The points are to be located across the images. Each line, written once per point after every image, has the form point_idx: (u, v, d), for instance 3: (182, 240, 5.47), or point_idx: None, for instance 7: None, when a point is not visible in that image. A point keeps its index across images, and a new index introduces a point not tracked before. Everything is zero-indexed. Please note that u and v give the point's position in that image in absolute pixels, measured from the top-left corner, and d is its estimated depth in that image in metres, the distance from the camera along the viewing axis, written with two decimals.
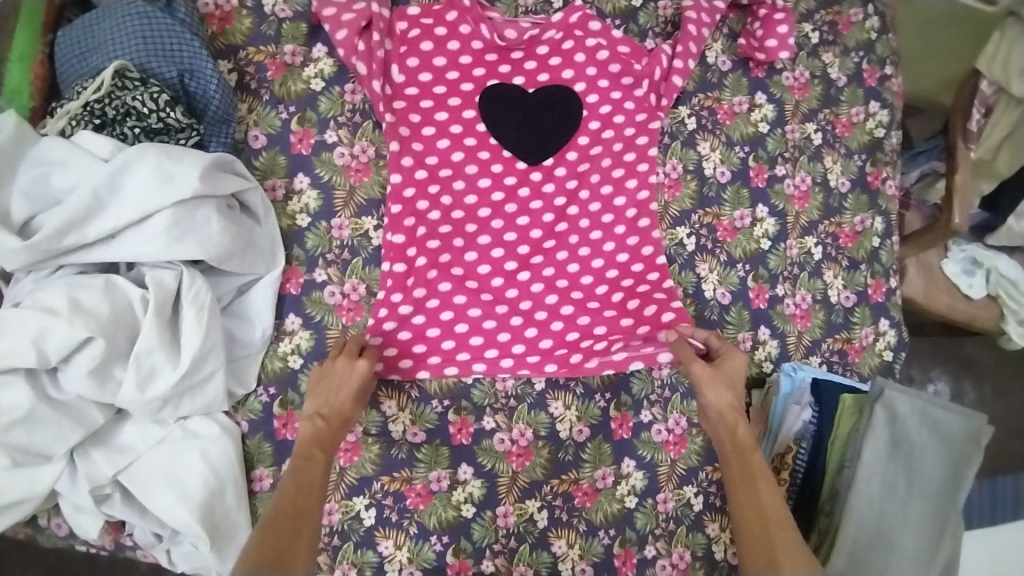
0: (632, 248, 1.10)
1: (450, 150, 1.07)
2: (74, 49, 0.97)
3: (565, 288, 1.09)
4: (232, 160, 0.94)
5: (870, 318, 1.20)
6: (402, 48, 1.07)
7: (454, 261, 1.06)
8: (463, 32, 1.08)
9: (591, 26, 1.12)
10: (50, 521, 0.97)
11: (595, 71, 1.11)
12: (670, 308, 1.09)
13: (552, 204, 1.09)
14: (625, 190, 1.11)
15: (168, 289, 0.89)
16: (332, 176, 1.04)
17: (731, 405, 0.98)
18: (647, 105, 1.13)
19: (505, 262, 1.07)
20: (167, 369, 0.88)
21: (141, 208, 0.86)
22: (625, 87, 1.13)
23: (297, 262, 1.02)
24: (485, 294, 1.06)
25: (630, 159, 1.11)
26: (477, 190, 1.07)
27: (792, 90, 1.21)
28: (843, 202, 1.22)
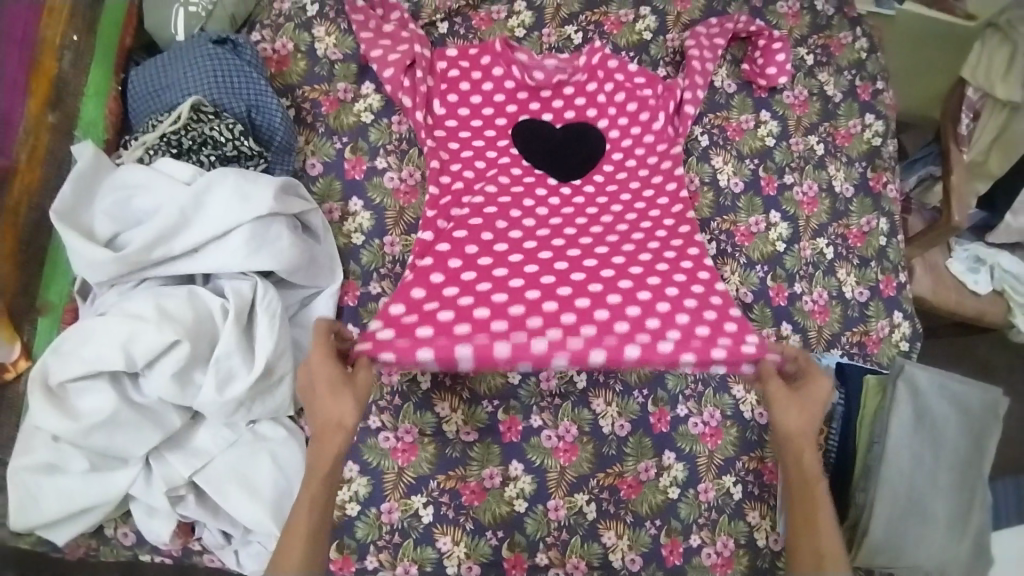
0: (677, 248, 1.06)
1: (475, 180, 1.13)
2: (149, 87, 1.09)
3: (608, 278, 0.99)
4: (297, 184, 1.04)
5: (884, 311, 1.28)
6: (443, 86, 1.20)
7: (478, 275, 0.99)
8: (496, 74, 1.21)
9: (610, 65, 1.25)
10: (117, 531, 1.02)
11: (617, 110, 1.22)
12: (728, 317, 0.97)
13: (575, 221, 1.09)
14: (659, 205, 1.13)
15: (245, 297, 0.97)
16: (384, 198, 1.14)
17: (804, 430, 0.92)
18: (666, 136, 1.22)
19: (539, 253, 1.03)
20: (244, 372, 0.95)
21: (223, 224, 0.95)
22: (644, 122, 1.22)
23: (354, 277, 1.11)
24: (517, 304, 0.96)
25: (658, 180, 1.16)
26: (497, 205, 1.09)
27: (793, 107, 1.34)
28: (849, 205, 1.32)
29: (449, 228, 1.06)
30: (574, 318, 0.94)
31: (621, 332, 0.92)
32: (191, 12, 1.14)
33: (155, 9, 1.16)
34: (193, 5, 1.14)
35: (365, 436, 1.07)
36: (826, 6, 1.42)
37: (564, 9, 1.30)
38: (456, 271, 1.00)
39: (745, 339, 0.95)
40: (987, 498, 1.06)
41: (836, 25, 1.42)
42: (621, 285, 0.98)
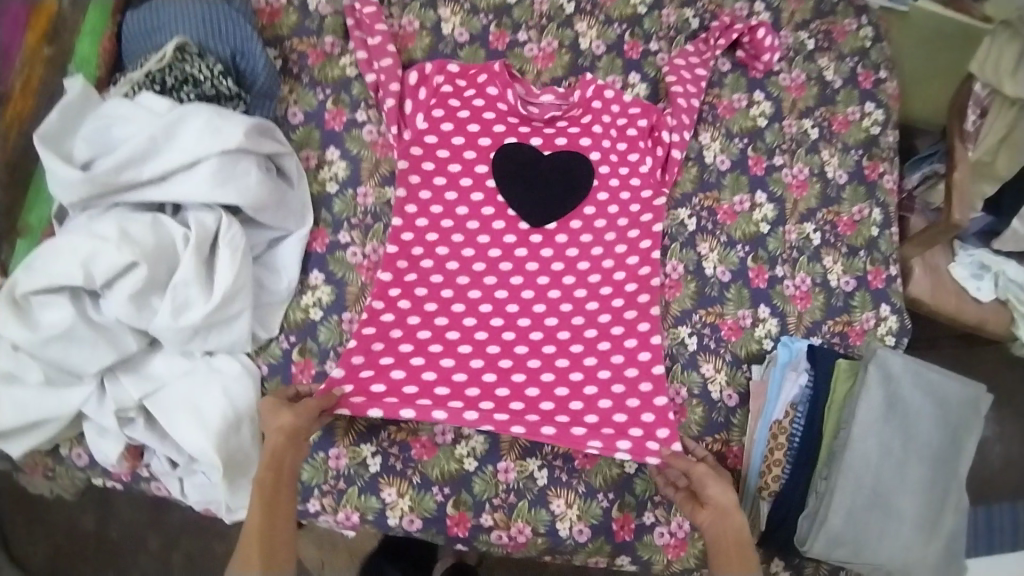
0: (628, 322, 1.11)
1: (441, 216, 1.13)
2: (140, 28, 1.12)
3: (548, 354, 1.09)
4: (273, 127, 1.06)
5: (871, 303, 1.25)
6: (432, 100, 1.17)
7: (432, 336, 1.07)
8: (490, 94, 1.19)
9: (606, 94, 1.21)
10: (71, 451, 1.05)
11: (608, 145, 1.20)
12: (651, 408, 1.07)
13: (536, 281, 1.13)
14: (627, 265, 1.14)
15: (208, 229, 0.99)
16: (361, 150, 1.15)
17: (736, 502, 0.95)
18: (653, 180, 1.19)
19: (492, 316, 1.10)
20: (200, 302, 0.97)
21: (191, 155, 0.97)
22: (632, 162, 1.20)
23: (324, 224, 1.12)
24: (461, 371, 1.06)
25: (633, 235, 1.16)
26: (459, 258, 1.12)
27: (789, 90, 1.33)
28: (841, 192, 1.30)
29: (412, 282, 1.09)
30: (507, 393, 1.06)
31: (543, 413, 1.06)
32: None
33: None
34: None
35: (320, 380, 1.06)
36: None
37: None
38: (413, 328, 1.07)
39: (654, 434, 1.05)
40: (961, 504, 1.03)
41: (841, 12, 1.40)
42: (559, 363, 1.09)
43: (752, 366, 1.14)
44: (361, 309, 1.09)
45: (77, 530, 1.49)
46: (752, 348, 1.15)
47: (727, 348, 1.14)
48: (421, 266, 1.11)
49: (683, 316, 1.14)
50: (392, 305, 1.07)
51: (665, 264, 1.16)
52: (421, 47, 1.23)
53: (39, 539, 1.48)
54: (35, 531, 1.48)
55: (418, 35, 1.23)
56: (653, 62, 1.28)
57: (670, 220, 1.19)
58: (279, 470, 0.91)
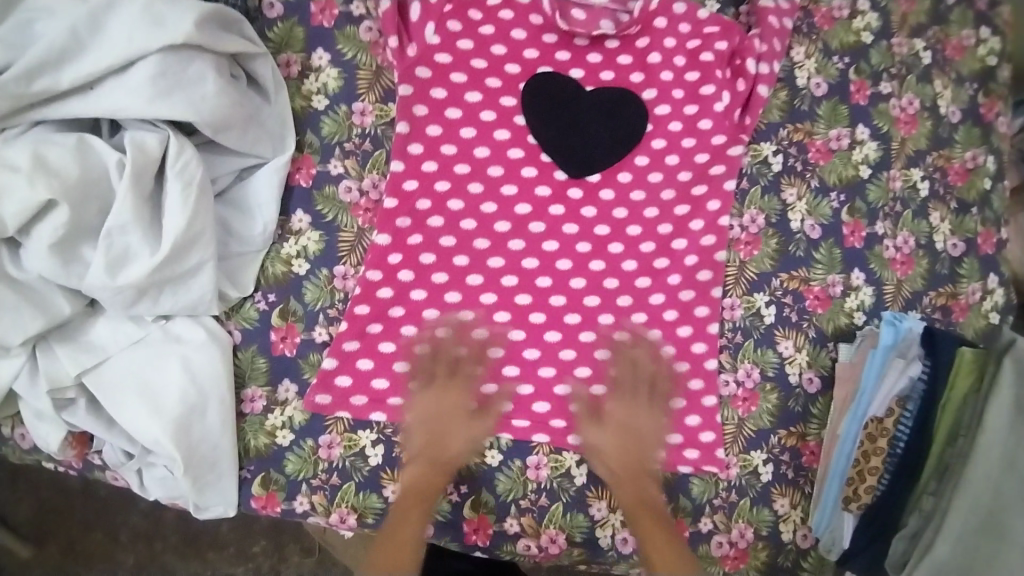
0: (682, 305, 0.90)
1: (455, 159, 0.87)
2: None
3: (585, 343, 0.88)
4: (238, 19, 0.81)
5: (979, 271, 1.02)
6: (447, 7, 0.88)
7: (441, 317, 0.86)
8: (521, 1, 0.90)
9: (674, 10, 0.92)
10: (14, 431, 0.84)
11: (672, 77, 0.92)
12: (698, 409, 0.89)
13: (574, 249, 0.88)
14: (688, 232, 0.90)
15: (150, 155, 0.73)
16: (357, 54, 0.89)
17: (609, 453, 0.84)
18: (728, 123, 0.92)
19: (517, 294, 0.87)
20: (144, 253, 0.74)
21: (122, 51, 0.71)
22: (704, 98, 0.92)
23: (310, 150, 0.87)
24: (475, 363, 0.87)
25: (698, 194, 0.91)
26: (477, 216, 0.87)
27: (899, 0, 1.04)
28: (953, 133, 1.04)
29: (415, 248, 0.86)
30: (532, 390, 0.87)
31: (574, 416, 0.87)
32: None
33: None
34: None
35: (307, 351, 0.84)
36: None
37: None
38: (418, 307, 0.86)
39: (698, 439, 0.89)
40: None
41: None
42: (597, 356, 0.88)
43: (840, 346, 0.93)
44: (356, 262, 0.86)
45: (61, 482, 1.19)
46: (840, 324, 0.94)
47: (812, 322, 0.93)
48: (428, 225, 0.86)
49: (761, 281, 0.92)
50: (391, 279, 0.85)
51: (742, 213, 0.92)
52: None
53: (18, 496, 1.19)
54: (19, 484, 1.19)
55: None
56: None
57: (752, 157, 0.94)
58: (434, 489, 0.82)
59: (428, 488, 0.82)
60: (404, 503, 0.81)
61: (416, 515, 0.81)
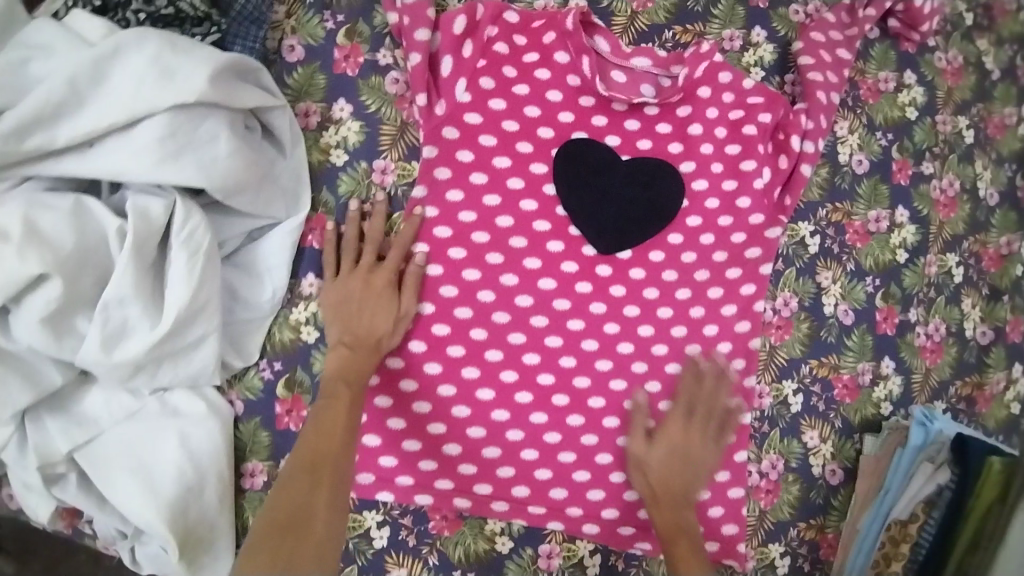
0: None
1: (476, 228, 0.82)
2: None
3: (608, 430, 0.84)
4: (258, 69, 0.75)
5: (1005, 361, 0.99)
6: (480, 62, 0.83)
7: (457, 394, 0.81)
8: (558, 61, 0.85)
9: (719, 79, 0.88)
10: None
11: (712, 150, 0.87)
12: (723, 501, 0.86)
13: (601, 329, 0.84)
14: (720, 317, 0.86)
15: (153, 225, 0.68)
16: (382, 107, 0.83)
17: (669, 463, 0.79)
18: (768, 203, 0.88)
19: (538, 373, 0.83)
20: (144, 327, 0.69)
21: (126, 109, 0.64)
22: (744, 174, 0.87)
23: (325, 210, 0.81)
24: (492, 446, 0.82)
25: (732, 275, 0.87)
26: (498, 288, 0.82)
27: (945, 74, 1.01)
28: (991, 216, 1.00)
29: (428, 318, 0.81)
30: (549, 476, 0.83)
31: (591, 505, 0.84)
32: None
33: None
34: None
35: None
36: None
37: None
38: (433, 382, 0.81)
39: (720, 531, 0.86)
40: None
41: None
42: (620, 442, 0.84)
43: (866, 438, 0.90)
44: None
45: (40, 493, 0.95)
46: (867, 414, 0.91)
47: (839, 411, 0.90)
48: (440, 293, 0.81)
49: (790, 367, 0.89)
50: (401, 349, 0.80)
51: (775, 296, 0.89)
52: None
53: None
54: None
55: None
56: (785, 14, 0.93)
57: (788, 237, 0.90)
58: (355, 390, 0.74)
59: (361, 371, 0.75)
60: (334, 388, 0.74)
61: (324, 491, 0.69)
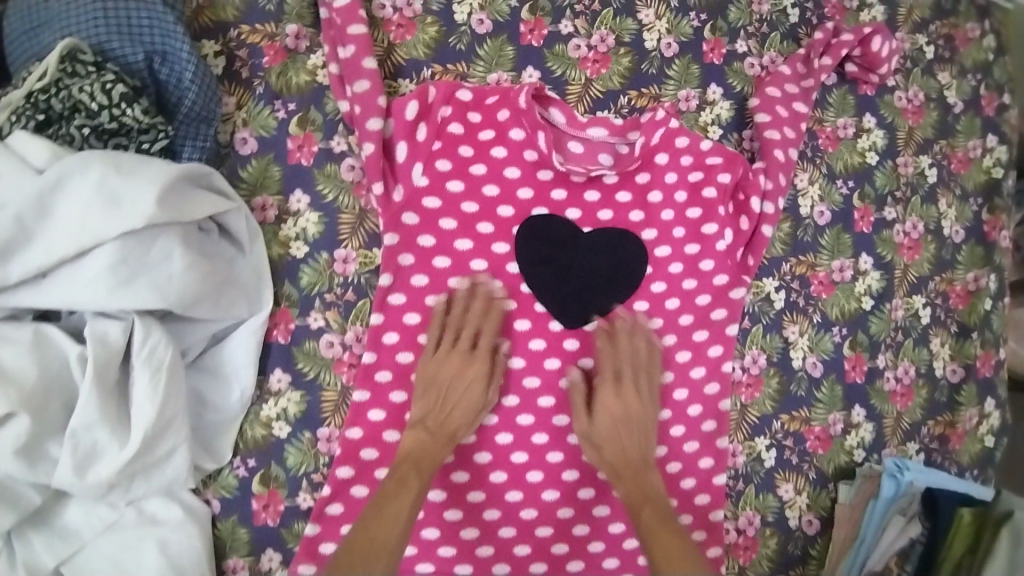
0: (687, 457, 0.87)
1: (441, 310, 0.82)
2: (25, 24, 0.76)
3: (584, 501, 0.86)
4: (210, 173, 0.74)
5: (976, 396, 1.00)
6: (435, 144, 0.82)
7: (432, 479, 0.82)
8: (514, 138, 0.85)
9: (677, 144, 0.88)
10: None
11: (673, 215, 0.87)
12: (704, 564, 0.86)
13: (572, 403, 0.85)
14: (690, 381, 0.87)
15: (112, 349, 0.69)
16: (339, 195, 0.83)
17: (610, 427, 0.82)
18: (731, 263, 0.88)
19: (512, 452, 0.84)
20: (112, 448, 0.69)
21: (75, 241, 0.65)
22: (706, 237, 0.88)
23: (288, 303, 0.81)
24: (470, 527, 0.83)
25: (699, 338, 0.87)
26: None
27: (905, 114, 1.00)
28: (957, 253, 1.00)
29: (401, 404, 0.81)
30: (529, 551, 0.85)
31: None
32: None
33: None
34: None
35: (290, 520, 0.80)
36: None
37: None
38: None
39: None
40: None
41: (962, 12, 1.08)
42: (596, 512, 0.86)
43: (840, 486, 0.91)
44: (342, 422, 0.81)
45: None
46: (841, 462, 0.92)
47: (812, 463, 0.91)
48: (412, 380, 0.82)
49: (762, 424, 0.89)
50: (375, 438, 0.81)
51: (743, 354, 0.89)
52: (424, 40, 0.86)
53: None
54: None
55: (420, 21, 0.86)
56: (739, 69, 0.93)
57: (753, 294, 0.90)
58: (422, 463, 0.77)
59: (431, 459, 0.78)
60: (402, 472, 0.76)
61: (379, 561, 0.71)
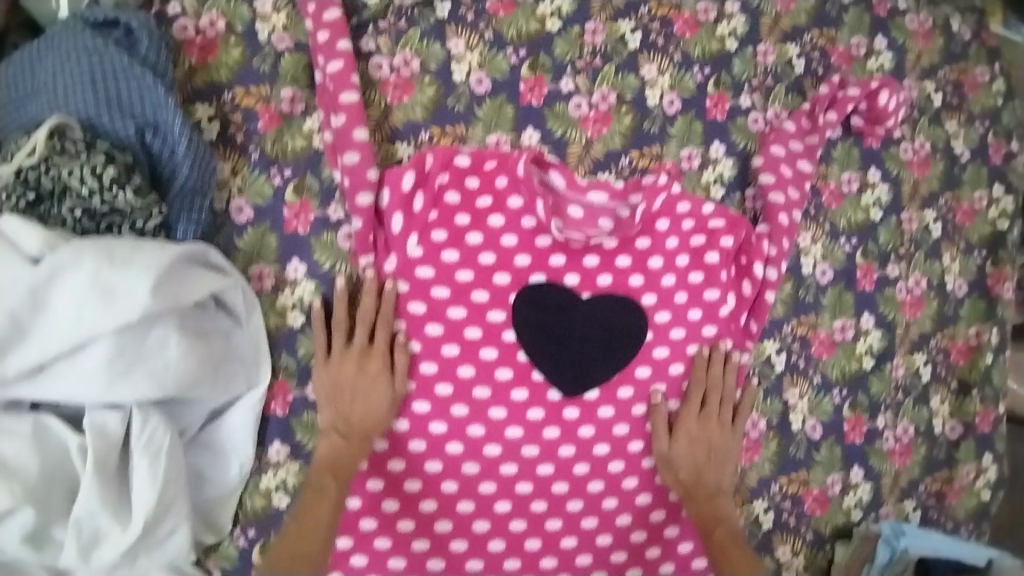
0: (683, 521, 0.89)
1: (437, 379, 0.81)
2: (11, 93, 0.74)
3: (583, 567, 0.86)
4: (207, 250, 0.73)
5: (973, 451, 1.00)
6: (432, 214, 0.81)
7: (430, 548, 0.83)
8: (512, 205, 0.83)
9: (678, 208, 0.87)
10: None
11: (674, 281, 0.86)
12: None
13: (571, 470, 0.85)
14: None
15: (111, 439, 0.69)
16: (336, 263, 0.82)
17: (700, 459, 0.85)
18: (734, 327, 0.88)
19: (511, 520, 0.84)
20: (114, 532, 0.69)
21: (72, 338, 0.65)
22: (708, 302, 0.87)
23: (286, 374, 0.81)
24: None
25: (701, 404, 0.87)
26: (464, 439, 0.82)
27: (911, 166, 0.98)
28: (958, 309, 1.00)
29: (399, 474, 0.82)
30: None
31: None
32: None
33: None
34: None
35: None
36: (963, 28, 1.06)
37: None
38: (406, 538, 0.82)
39: None
40: None
41: (973, 56, 1.05)
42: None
43: (838, 547, 0.93)
44: None
45: None
46: (838, 522, 0.93)
47: (809, 524, 0.92)
48: (409, 448, 0.81)
49: (761, 486, 0.90)
50: (374, 508, 0.81)
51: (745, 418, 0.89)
52: (422, 102, 0.84)
53: None
54: None
55: (417, 81, 0.84)
56: (743, 125, 0.91)
57: (754, 357, 0.90)
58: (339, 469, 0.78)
59: (347, 463, 0.78)
60: (320, 482, 0.78)
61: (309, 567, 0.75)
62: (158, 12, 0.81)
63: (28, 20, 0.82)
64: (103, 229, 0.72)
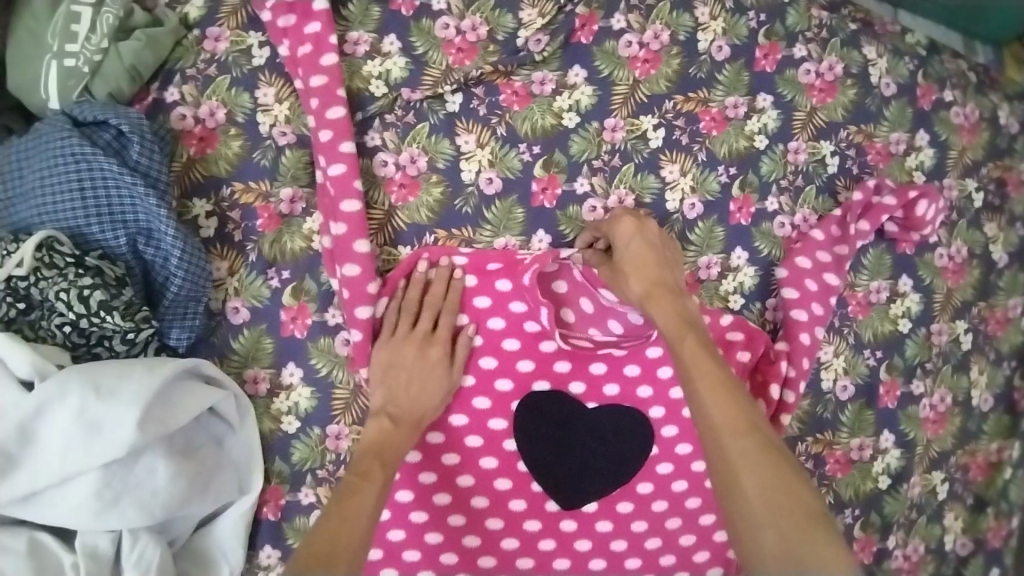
0: None
1: (434, 488, 0.79)
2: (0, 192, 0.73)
3: None
4: (199, 365, 0.71)
5: (982, 567, 0.96)
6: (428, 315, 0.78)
7: None
8: (515, 308, 0.79)
9: None
10: None
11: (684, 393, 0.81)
12: None
13: None
14: (692, 562, 0.84)
15: (103, 560, 0.68)
16: (333, 370, 0.78)
17: (647, 258, 0.77)
18: None
19: None
20: None
21: (60, 470, 0.65)
22: None
23: (278, 480, 0.77)
24: None
25: (705, 522, 0.83)
26: (458, 548, 0.80)
27: (945, 274, 0.92)
28: (983, 424, 0.95)
29: None
30: None
31: None
32: (69, 66, 0.74)
33: (22, 56, 0.75)
34: (70, 56, 0.74)
35: None
36: (1011, 120, 0.98)
37: (644, 86, 0.84)
38: None
39: None
40: None
41: (1018, 151, 0.98)
42: None
43: None
44: None
45: None
46: None
47: None
48: (402, 557, 0.79)
49: None
50: None
51: None
52: (428, 203, 0.80)
53: None
54: None
55: (423, 180, 0.80)
56: (768, 230, 0.86)
57: None
58: (384, 457, 0.72)
59: (393, 449, 0.73)
60: (365, 465, 0.71)
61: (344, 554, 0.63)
62: (155, 101, 0.77)
63: (20, 105, 0.79)
64: (94, 344, 0.70)
